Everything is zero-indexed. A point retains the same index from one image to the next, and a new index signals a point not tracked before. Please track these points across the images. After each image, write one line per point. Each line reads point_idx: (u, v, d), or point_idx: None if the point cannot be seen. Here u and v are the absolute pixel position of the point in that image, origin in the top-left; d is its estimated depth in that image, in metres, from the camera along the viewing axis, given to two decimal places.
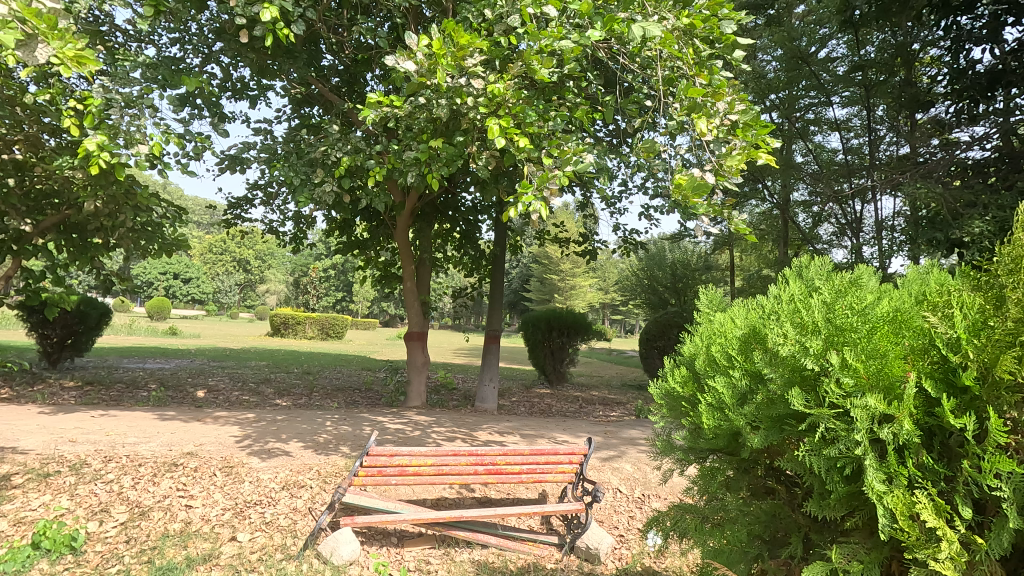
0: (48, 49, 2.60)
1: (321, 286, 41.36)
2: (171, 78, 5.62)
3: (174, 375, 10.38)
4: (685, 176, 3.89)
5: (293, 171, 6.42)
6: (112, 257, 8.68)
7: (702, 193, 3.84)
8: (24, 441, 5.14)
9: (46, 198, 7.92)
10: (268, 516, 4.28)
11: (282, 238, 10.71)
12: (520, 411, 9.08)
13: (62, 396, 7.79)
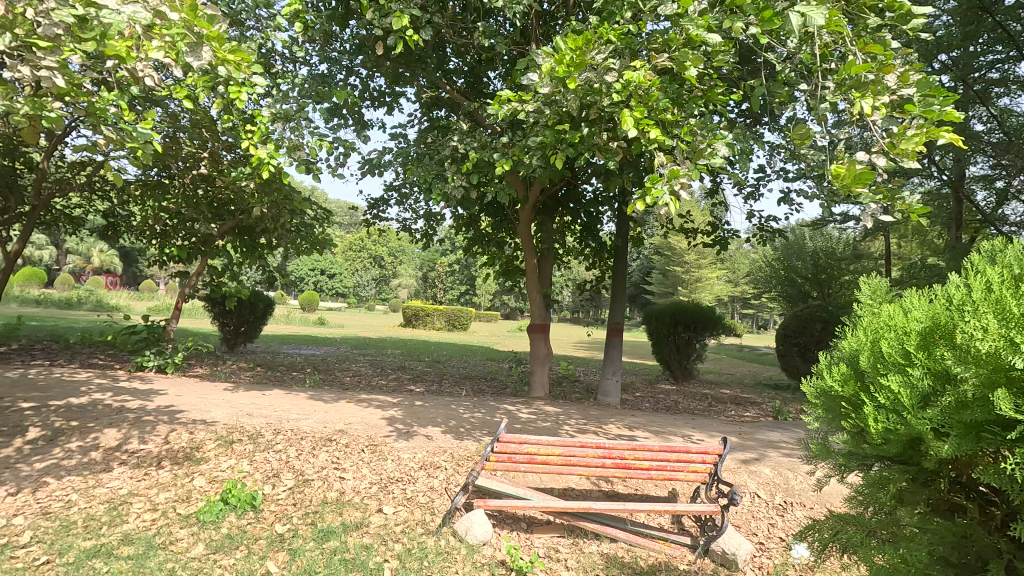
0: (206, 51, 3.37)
1: (448, 280, 43.68)
2: (321, 93, 6.25)
3: (325, 361, 11.58)
4: (846, 162, 3.48)
5: (426, 172, 6.82)
6: (275, 256, 9.90)
7: (866, 182, 3.41)
8: (214, 412, 6.05)
9: (224, 205, 9.16)
10: (408, 493, 4.61)
11: (414, 235, 11.45)
12: (644, 407, 8.85)
13: (239, 376, 9.05)
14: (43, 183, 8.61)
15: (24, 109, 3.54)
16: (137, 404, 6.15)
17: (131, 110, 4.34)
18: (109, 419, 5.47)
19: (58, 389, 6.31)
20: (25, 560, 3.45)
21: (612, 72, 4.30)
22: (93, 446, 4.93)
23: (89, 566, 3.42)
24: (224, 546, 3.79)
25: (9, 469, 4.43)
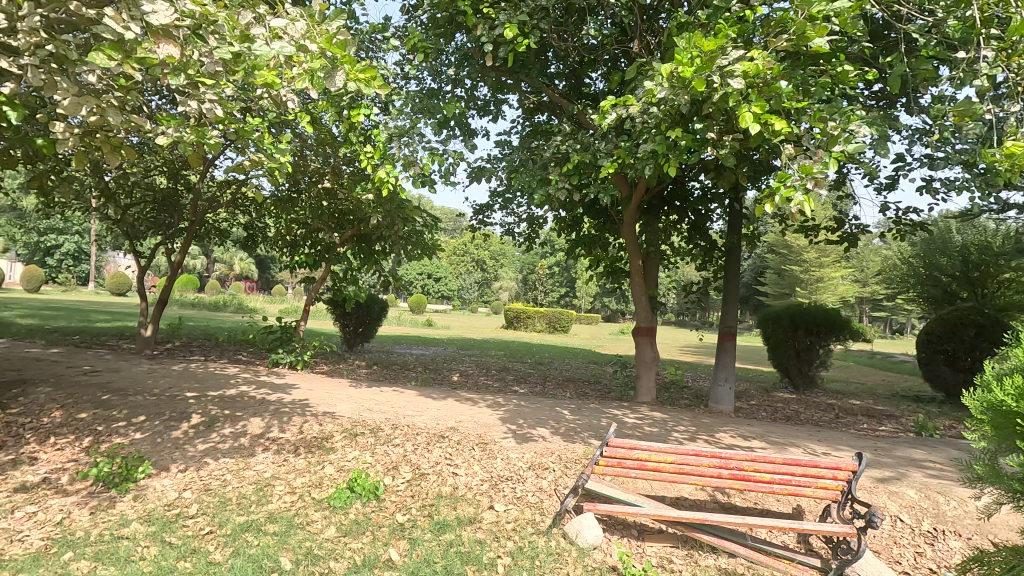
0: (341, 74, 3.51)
1: (548, 283, 43.92)
2: (432, 107, 6.58)
3: (434, 361, 12.14)
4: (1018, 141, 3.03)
5: (531, 176, 6.92)
6: (389, 261, 10.54)
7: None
8: (340, 406, 6.58)
9: (345, 216, 9.93)
10: (518, 492, 4.70)
11: (517, 239, 11.66)
12: (761, 416, 8.31)
13: (359, 374, 9.75)
14: (198, 201, 9.86)
15: (191, 138, 4.08)
16: (275, 397, 6.83)
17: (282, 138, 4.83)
18: (254, 409, 6.13)
19: (213, 381, 7.17)
20: (193, 528, 3.96)
21: (737, 67, 4.12)
22: (242, 432, 5.55)
23: (242, 539, 3.85)
24: (353, 530, 4.09)
25: (179, 448, 5.11)
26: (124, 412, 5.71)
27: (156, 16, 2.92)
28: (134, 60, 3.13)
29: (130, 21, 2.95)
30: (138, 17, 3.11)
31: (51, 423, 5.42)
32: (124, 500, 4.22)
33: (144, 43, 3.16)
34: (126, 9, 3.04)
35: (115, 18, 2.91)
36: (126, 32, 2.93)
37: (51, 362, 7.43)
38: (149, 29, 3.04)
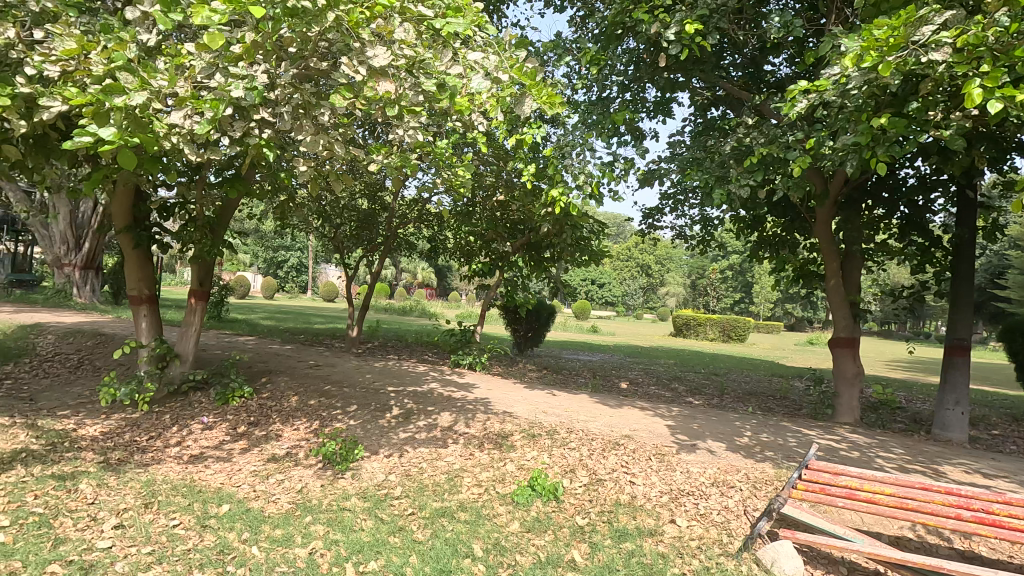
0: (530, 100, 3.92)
1: (720, 288, 41.10)
2: (603, 118, 6.66)
3: (602, 367, 12.12)
4: None
5: (708, 174, 6.57)
6: (557, 268, 10.79)
7: None
8: (517, 407, 6.91)
9: (516, 225, 10.37)
10: (701, 508, 4.46)
11: (689, 242, 11.13)
12: (1008, 449, 6.77)
13: (531, 377, 10.12)
14: (393, 218, 11.16)
15: (397, 163, 4.66)
16: (460, 395, 7.42)
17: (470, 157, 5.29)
18: (443, 405, 6.73)
19: (407, 378, 8.04)
20: (399, 507, 4.46)
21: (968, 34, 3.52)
22: (433, 425, 6.12)
23: (439, 522, 4.23)
24: (535, 527, 4.25)
25: (384, 435, 5.82)
26: (341, 401, 6.67)
27: (377, 59, 3.43)
28: (362, 98, 3.69)
29: (359, 65, 3.50)
30: (364, 62, 3.67)
31: (290, 406, 6.54)
32: (344, 477, 4.91)
33: (368, 82, 3.71)
34: (355, 57, 3.61)
35: (347, 64, 3.48)
36: (357, 74, 3.48)
37: (287, 357, 8.99)
38: (371, 71, 3.57)
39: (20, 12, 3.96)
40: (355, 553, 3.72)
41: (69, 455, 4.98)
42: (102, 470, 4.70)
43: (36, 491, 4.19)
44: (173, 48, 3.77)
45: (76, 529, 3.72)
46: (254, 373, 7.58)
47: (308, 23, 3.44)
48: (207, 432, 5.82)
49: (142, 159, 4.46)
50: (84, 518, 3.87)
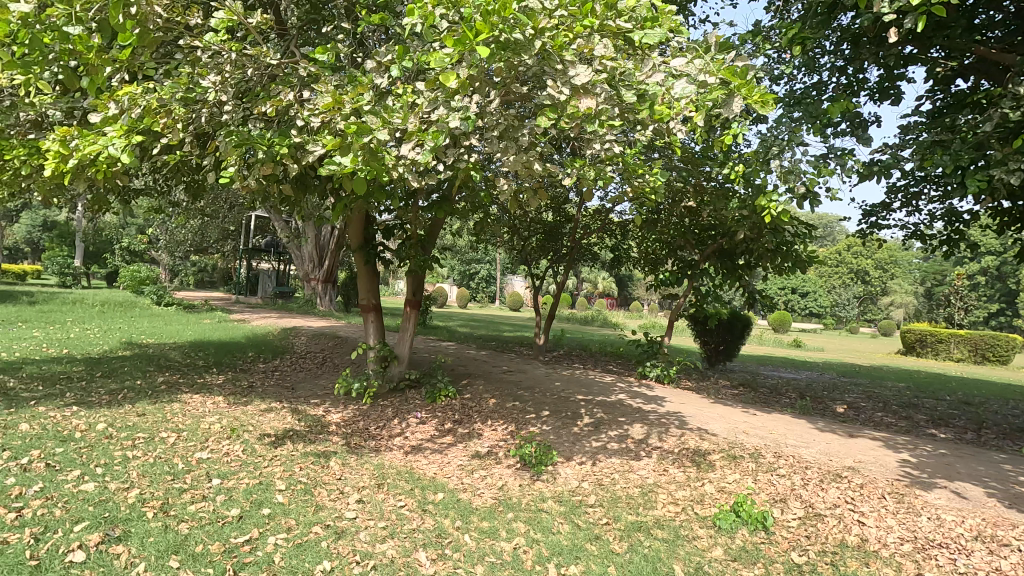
0: (740, 100, 3.68)
1: (968, 297, 33.57)
2: (815, 107, 5.95)
3: (811, 387, 10.73)
4: None
5: (959, 159, 5.44)
6: (755, 275, 9.83)
7: None
8: (714, 425, 6.48)
9: (707, 231, 9.70)
10: (961, 566, 3.67)
11: (927, 244, 9.33)
12: None
13: (725, 393, 9.41)
14: (578, 230, 11.38)
15: (592, 175, 4.75)
16: (650, 407, 7.23)
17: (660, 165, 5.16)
18: (633, 417, 6.62)
19: (595, 388, 8.09)
20: (594, 516, 4.48)
21: None
22: (624, 437, 6.06)
23: (637, 537, 4.15)
24: (743, 557, 3.92)
25: (575, 442, 5.92)
26: (534, 406, 6.97)
27: (579, 77, 3.61)
28: (564, 115, 3.92)
29: (563, 85, 3.72)
30: (565, 82, 3.88)
31: (488, 408, 7.04)
32: (540, 480, 5.11)
33: (569, 100, 3.91)
34: (558, 78, 3.83)
35: (553, 85, 3.73)
36: (561, 94, 3.70)
37: (483, 362, 9.70)
38: (573, 89, 3.77)
39: (294, 79, 4.97)
40: (556, 556, 3.84)
41: (321, 436, 6.02)
42: (345, 452, 5.58)
43: (300, 464, 5.16)
44: (403, 91, 4.41)
45: (329, 499, 4.48)
46: (456, 376, 8.33)
47: (516, 53, 3.76)
48: (420, 426, 6.55)
49: (375, 189, 5.24)
50: (335, 490, 4.64)
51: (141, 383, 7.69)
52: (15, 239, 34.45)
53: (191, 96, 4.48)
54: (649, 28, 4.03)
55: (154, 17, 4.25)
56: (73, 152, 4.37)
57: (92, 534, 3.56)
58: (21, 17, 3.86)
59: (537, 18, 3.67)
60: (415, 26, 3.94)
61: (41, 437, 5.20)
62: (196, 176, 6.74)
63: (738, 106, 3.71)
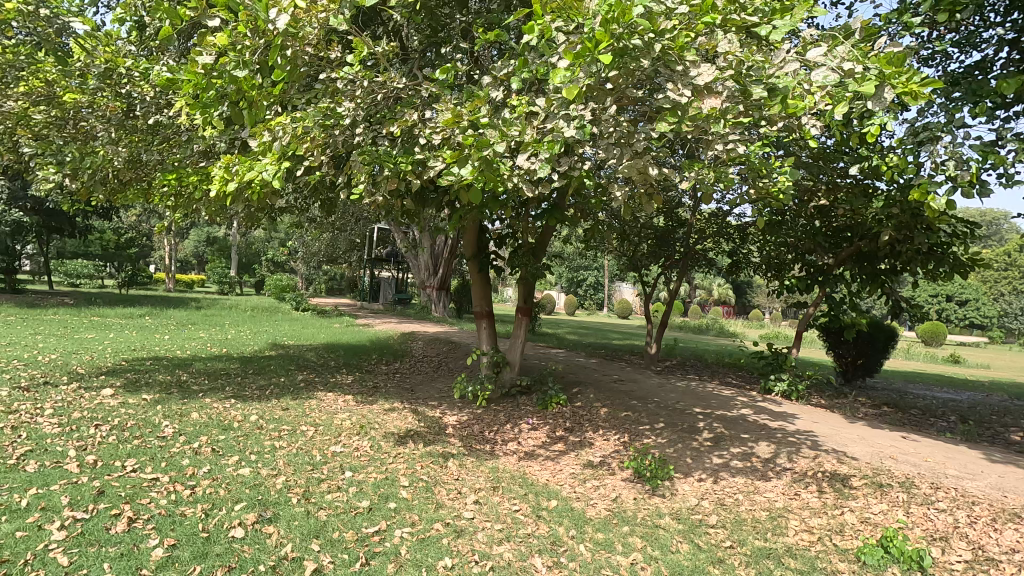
0: (892, 88, 3.37)
1: None
2: (978, 89, 5.22)
3: (975, 410, 9.31)
4: None
5: None
6: (901, 281, 8.77)
7: None
8: (854, 448, 5.87)
9: (842, 233, 8.81)
10: None
11: None
12: None
13: (865, 412, 8.46)
14: (692, 235, 10.89)
15: (713, 177, 4.55)
16: (777, 425, 6.71)
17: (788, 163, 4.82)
18: (757, 434, 6.19)
19: (714, 401, 7.67)
20: (716, 538, 4.24)
21: None
22: (748, 455, 5.68)
23: (765, 564, 3.86)
24: None
25: (694, 457, 5.65)
26: (648, 417, 6.77)
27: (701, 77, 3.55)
28: (686, 118, 3.84)
29: (684, 87, 3.66)
30: (687, 84, 3.79)
31: (600, 417, 6.95)
32: (657, 495, 4.93)
33: (691, 102, 3.83)
34: (679, 80, 3.77)
35: (673, 89, 3.69)
36: (683, 97, 3.65)
37: (593, 370, 9.59)
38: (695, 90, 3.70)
39: (417, 100, 5.30)
40: None
41: (439, 437, 6.31)
42: (461, 453, 5.81)
43: (421, 462, 5.45)
44: (518, 104, 4.55)
45: (448, 497, 4.68)
46: (567, 383, 8.33)
47: (636, 58, 3.76)
48: (532, 432, 6.62)
49: (489, 200, 5.42)
50: (453, 490, 4.84)
51: (284, 380, 8.59)
52: (186, 252, 40.16)
53: (329, 122, 4.95)
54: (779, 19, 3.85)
55: (301, 54, 4.75)
56: (235, 177, 5.02)
57: (248, 514, 4.02)
58: (204, 64, 4.60)
59: (658, 21, 3.65)
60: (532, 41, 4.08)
61: (207, 425, 5.99)
62: (330, 193, 7.42)
63: (888, 95, 3.39)
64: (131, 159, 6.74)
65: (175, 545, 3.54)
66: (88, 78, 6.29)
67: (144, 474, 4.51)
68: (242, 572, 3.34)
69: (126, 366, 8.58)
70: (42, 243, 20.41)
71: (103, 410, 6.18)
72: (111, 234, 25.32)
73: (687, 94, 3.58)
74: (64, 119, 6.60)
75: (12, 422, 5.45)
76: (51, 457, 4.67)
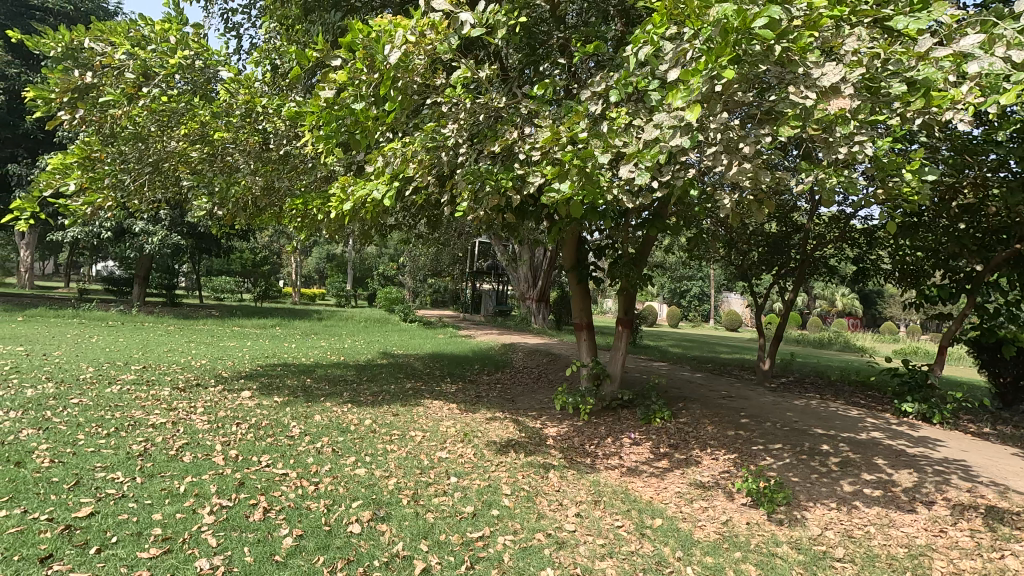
0: None
1: None
2: None
3: None
4: None
5: None
6: None
7: None
8: (1016, 482, 5.16)
9: (995, 234, 7.72)
10: None
11: None
12: None
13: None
14: (809, 241, 10.05)
15: (833, 179, 4.22)
16: (917, 450, 6.01)
17: (923, 161, 4.36)
18: (893, 460, 5.60)
19: (839, 421, 7.01)
20: (844, 573, 3.87)
21: None
22: (884, 483, 5.13)
23: None
24: None
25: (817, 483, 5.19)
26: (762, 437, 6.33)
27: (827, 77, 3.45)
28: (811, 120, 3.75)
29: (807, 90, 3.59)
30: (810, 85, 3.66)
31: (707, 434, 6.63)
32: (774, 521, 4.59)
33: (817, 104, 3.72)
34: (801, 82, 3.66)
35: (796, 92, 3.61)
36: (806, 101, 3.57)
37: (700, 385, 9.15)
38: (820, 92, 3.59)
39: (517, 116, 5.46)
40: None
41: (540, 448, 6.36)
42: (562, 465, 5.81)
43: (523, 472, 5.53)
44: (618, 115, 4.58)
45: (550, 508, 4.69)
46: (671, 398, 8.02)
47: (754, 64, 3.70)
48: (635, 448, 6.44)
49: (588, 211, 5.42)
50: (554, 501, 4.85)
51: (394, 388, 9.11)
52: (309, 268, 44.11)
53: (435, 144, 5.27)
54: (916, 11, 3.70)
55: (410, 83, 5.12)
56: (350, 197, 5.49)
57: (364, 512, 4.32)
58: (326, 98, 5.12)
59: (779, 24, 3.60)
60: (640, 55, 4.12)
61: (328, 426, 6.53)
62: (435, 210, 7.80)
63: None
64: (266, 186, 7.57)
65: (302, 535, 3.89)
66: (233, 118, 7.21)
67: (276, 470, 5.01)
68: (358, 566, 3.58)
69: (261, 371, 9.61)
70: (195, 263, 23.47)
71: (243, 410, 6.96)
72: (249, 253, 28.51)
73: (811, 98, 3.51)
74: (214, 155, 7.50)
75: (172, 418, 6.31)
76: (202, 450, 5.34)
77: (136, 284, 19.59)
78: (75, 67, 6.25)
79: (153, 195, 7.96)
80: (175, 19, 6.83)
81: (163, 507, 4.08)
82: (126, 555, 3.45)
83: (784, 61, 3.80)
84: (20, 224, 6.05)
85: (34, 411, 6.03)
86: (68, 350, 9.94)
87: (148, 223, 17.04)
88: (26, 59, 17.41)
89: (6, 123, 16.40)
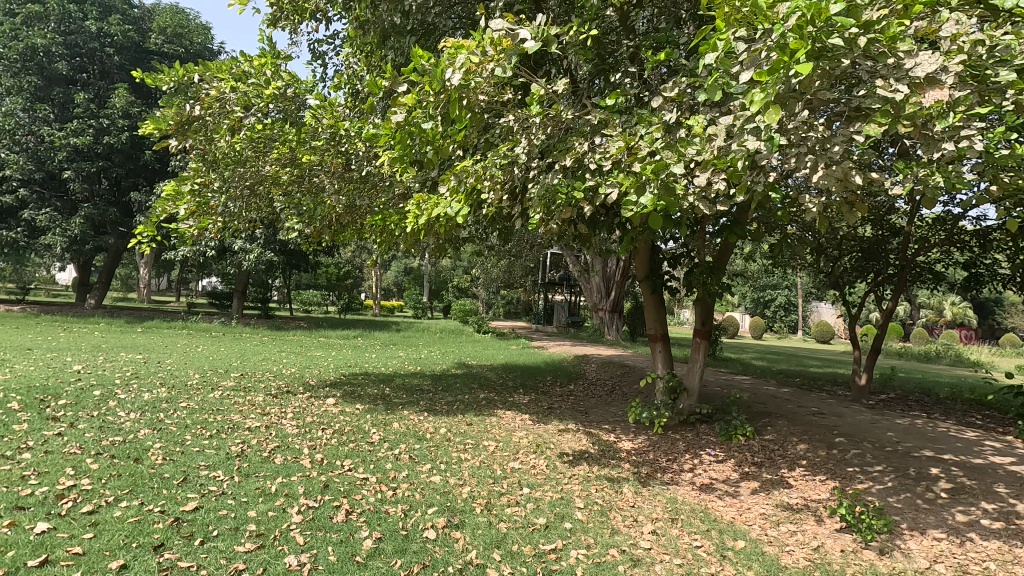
0: None
1: None
2: None
3: None
4: None
5: None
6: None
7: None
8: None
9: None
10: None
11: None
12: None
13: None
14: (910, 245, 9.23)
15: (940, 177, 3.83)
16: None
17: None
18: (1016, 489, 4.98)
19: (950, 444, 6.32)
20: None
21: None
22: (1006, 515, 4.57)
23: None
24: None
25: (924, 511, 4.71)
26: (860, 459, 5.83)
27: (921, 67, 3.17)
28: (905, 115, 3.47)
29: (898, 83, 3.31)
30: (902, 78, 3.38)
31: (797, 454, 6.20)
32: (872, 549, 4.22)
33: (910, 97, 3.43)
34: (891, 75, 3.40)
35: (884, 86, 3.36)
36: (897, 94, 3.29)
37: (786, 400, 8.58)
38: (913, 84, 3.32)
39: (587, 128, 5.43)
40: None
41: (614, 462, 6.22)
42: (637, 480, 5.65)
43: (596, 486, 5.44)
44: (693, 122, 4.45)
45: (624, 524, 4.58)
46: (755, 414, 7.58)
47: (837, 59, 3.46)
48: (716, 465, 6.14)
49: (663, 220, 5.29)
50: (629, 517, 4.73)
51: (468, 398, 9.27)
52: (388, 281, 46.03)
53: (507, 159, 5.36)
54: None
55: (477, 101, 5.25)
56: (425, 212, 5.70)
57: (439, 518, 4.42)
58: (398, 122, 5.22)
59: (862, 15, 3.37)
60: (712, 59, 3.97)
61: (406, 434, 6.74)
62: (506, 223, 7.92)
63: None
64: (349, 205, 8.01)
65: (381, 538, 4.04)
66: (320, 142, 7.67)
67: (357, 474, 5.25)
68: (434, 570, 3.67)
69: (345, 379, 10.12)
70: (286, 279, 25.19)
71: (328, 416, 7.35)
72: (333, 268, 30.20)
73: (901, 91, 3.23)
74: (301, 177, 8.02)
75: (266, 422, 6.78)
76: (292, 453, 5.69)
77: (236, 299, 21.29)
78: (185, 103, 6.95)
79: (251, 216, 8.65)
80: (270, 53, 7.48)
81: (257, 505, 4.38)
82: (225, 547, 3.74)
83: (868, 55, 3.55)
84: (143, 247, 6.80)
85: (150, 412, 6.71)
86: (179, 358, 10.97)
87: (246, 242, 18.56)
88: (146, 98, 19.59)
89: (130, 156, 18.60)
